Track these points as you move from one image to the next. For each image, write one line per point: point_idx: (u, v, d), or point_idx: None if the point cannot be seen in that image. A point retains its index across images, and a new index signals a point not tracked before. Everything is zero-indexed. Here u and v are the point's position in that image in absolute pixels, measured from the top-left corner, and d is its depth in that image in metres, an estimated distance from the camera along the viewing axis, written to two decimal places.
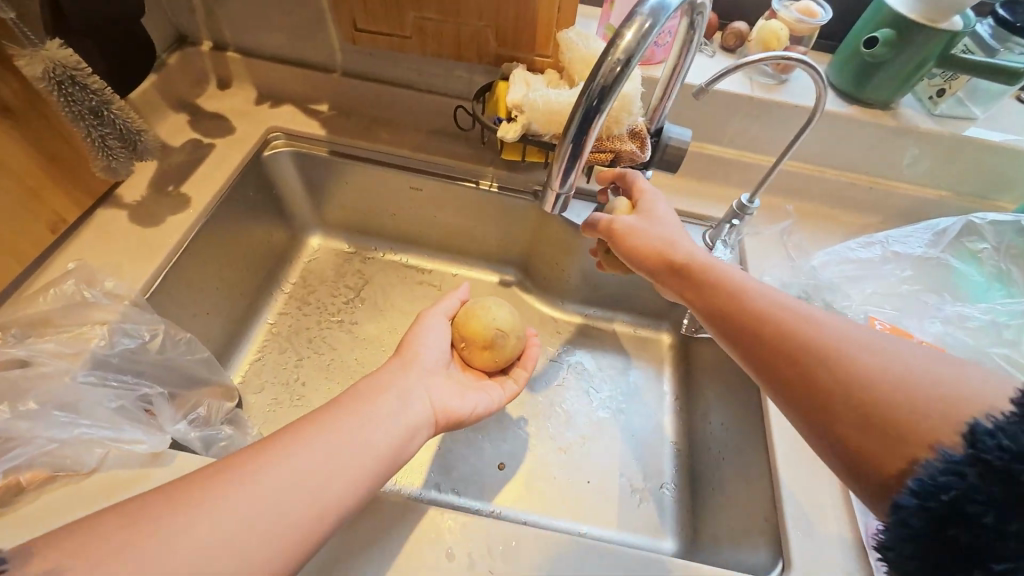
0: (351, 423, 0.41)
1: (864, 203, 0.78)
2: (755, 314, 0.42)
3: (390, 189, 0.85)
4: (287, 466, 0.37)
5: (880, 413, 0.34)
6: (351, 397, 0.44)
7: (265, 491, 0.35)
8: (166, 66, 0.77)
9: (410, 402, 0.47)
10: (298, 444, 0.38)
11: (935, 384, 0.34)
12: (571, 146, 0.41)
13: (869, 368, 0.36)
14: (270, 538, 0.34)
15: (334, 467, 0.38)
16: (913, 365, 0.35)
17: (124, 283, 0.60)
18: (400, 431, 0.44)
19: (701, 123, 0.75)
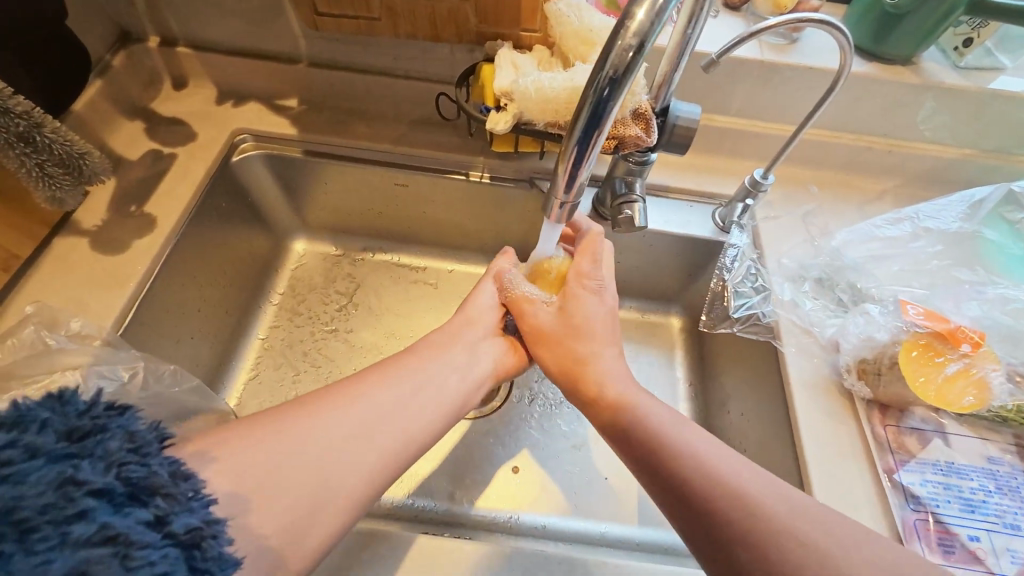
0: (423, 375, 0.50)
1: (881, 167, 0.73)
2: (638, 423, 0.46)
3: (371, 186, 0.79)
4: (368, 405, 0.46)
5: (727, 533, 0.38)
6: (424, 356, 0.53)
7: (350, 419, 0.44)
8: (110, 69, 0.69)
9: (476, 356, 0.55)
10: (379, 387, 0.47)
11: (785, 508, 0.38)
12: (576, 150, 0.35)
13: (694, 485, 0.41)
14: (353, 458, 0.43)
15: (405, 410, 0.47)
16: (768, 489, 0.39)
17: (92, 320, 0.56)
18: (465, 383, 0.53)
19: (706, 94, 0.68)
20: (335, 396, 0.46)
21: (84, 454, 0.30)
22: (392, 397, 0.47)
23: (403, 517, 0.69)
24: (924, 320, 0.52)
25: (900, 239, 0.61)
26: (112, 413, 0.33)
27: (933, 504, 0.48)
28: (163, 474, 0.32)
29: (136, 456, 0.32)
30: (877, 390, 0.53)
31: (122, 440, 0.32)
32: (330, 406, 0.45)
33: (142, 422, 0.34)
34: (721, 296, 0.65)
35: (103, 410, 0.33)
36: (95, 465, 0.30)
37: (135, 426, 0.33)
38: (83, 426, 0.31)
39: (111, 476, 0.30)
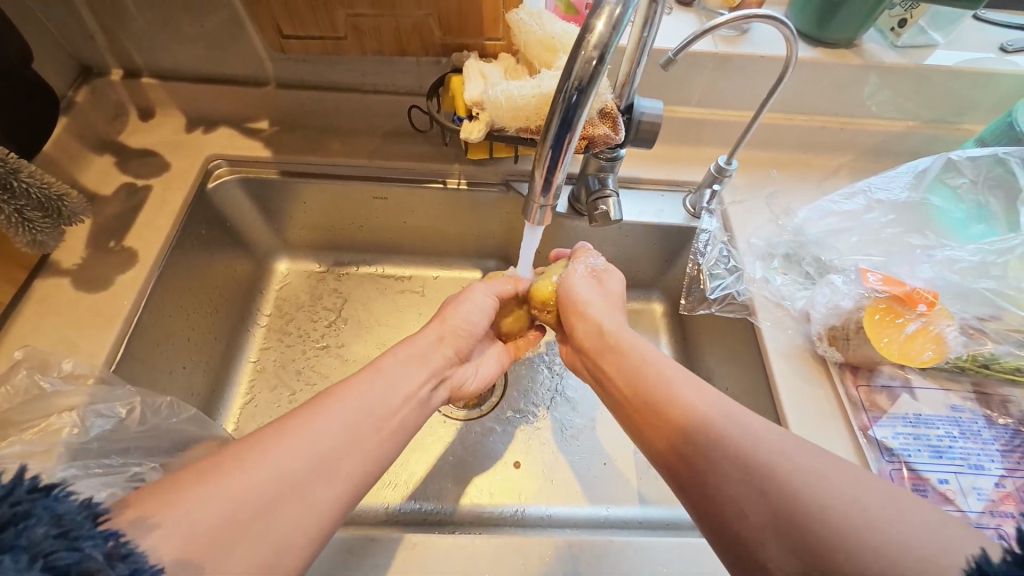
0: (373, 394, 0.47)
1: (834, 144, 0.78)
2: (678, 424, 0.45)
3: (351, 200, 0.80)
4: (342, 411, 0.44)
5: (771, 535, 0.36)
6: (382, 369, 0.50)
7: (303, 452, 0.40)
8: (74, 106, 0.69)
9: (433, 366, 0.54)
10: (323, 415, 0.43)
11: (834, 500, 0.36)
12: (550, 156, 0.37)
13: (736, 483, 0.39)
14: (327, 477, 0.41)
15: (359, 435, 0.44)
16: (815, 478, 0.37)
17: (84, 359, 0.56)
18: (416, 397, 0.50)
19: (667, 87, 0.71)
20: (271, 437, 0.41)
21: (2, 547, 0.26)
22: (338, 424, 0.43)
23: (412, 521, 0.70)
24: (883, 286, 0.56)
25: (856, 212, 0.65)
26: (36, 494, 0.28)
27: (906, 454, 0.52)
28: (99, 556, 0.28)
29: (63, 542, 0.27)
30: (847, 354, 0.57)
31: (48, 525, 0.28)
32: (269, 447, 0.40)
33: (71, 500, 0.30)
34: (699, 277, 0.69)
35: (23, 493, 0.28)
36: (15, 560, 0.26)
37: (63, 506, 0.29)
38: (0, 514, 0.27)
39: (35, 570, 0.26)
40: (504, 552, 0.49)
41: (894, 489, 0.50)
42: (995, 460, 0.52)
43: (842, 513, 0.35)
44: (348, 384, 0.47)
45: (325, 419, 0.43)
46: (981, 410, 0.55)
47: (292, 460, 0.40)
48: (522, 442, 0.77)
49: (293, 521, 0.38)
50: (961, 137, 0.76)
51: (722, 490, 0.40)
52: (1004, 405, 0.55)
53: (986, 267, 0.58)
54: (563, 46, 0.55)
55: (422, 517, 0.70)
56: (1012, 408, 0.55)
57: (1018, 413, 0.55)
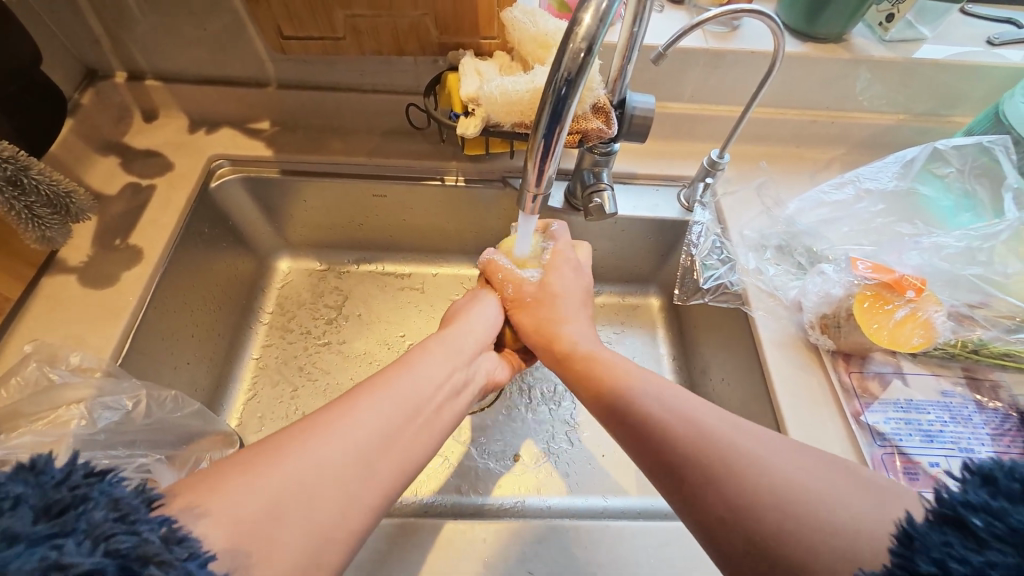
0: (407, 387, 0.46)
1: (825, 138, 0.79)
2: (640, 429, 0.45)
3: (350, 198, 0.81)
4: (384, 398, 0.44)
5: (735, 527, 0.36)
6: (411, 362, 0.49)
7: (346, 440, 0.39)
8: (80, 107, 0.70)
9: (461, 358, 0.54)
10: (360, 407, 0.42)
11: (791, 490, 0.36)
12: (542, 146, 0.38)
13: (698, 478, 0.39)
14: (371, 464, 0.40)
15: (399, 428, 0.43)
16: (778, 474, 0.37)
17: (92, 353, 0.57)
18: (447, 388, 0.50)
19: (659, 83, 0.73)
20: (313, 426, 0.40)
21: (64, 532, 0.26)
22: (375, 415, 0.42)
23: (414, 513, 0.71)
24: (872, 273, 0.57)
25: (846, 202, 0.66)
26: (92, 479, 0.29)
27: (897, 439, 0.53)
28: (155, 540, 0.28)
29: (122, 525, 0.27)
30: (838, 341, 0.58)
31: (105, 509, 0.28)
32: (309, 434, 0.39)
33: (125, 485, 0.30)
34: (692, 269, 0.70)
35: (79, 478, 0.28)
36: (76, 544, 0.26)
37: (119, 490, 0.29)
38: (60, 499, 0.27)
39: (97, 555, 0.26)
40: (504, 536, 0.50)
41: (885, 473, 0.51)
42: (985, 444, 0.53)
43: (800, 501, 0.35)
44: (382, 379, 0.46)
45: (365, 407, 0.42)
46: (971, 396, 0.56)
47: (337, 443, 0.39)
48: (521, 435, 0.78)
49: (331, 512, 0.37)
50: (950, 129, 0.78)
51: (686, 487, 0.40)
52: (994, 390, 0.56)
53: (973, 254, 0.59)
54: (556, 43, 0.56)
55: (423, 509, 0.71)
56: (1002, 393, 0.56)
57: (1008, 399, 0.56)
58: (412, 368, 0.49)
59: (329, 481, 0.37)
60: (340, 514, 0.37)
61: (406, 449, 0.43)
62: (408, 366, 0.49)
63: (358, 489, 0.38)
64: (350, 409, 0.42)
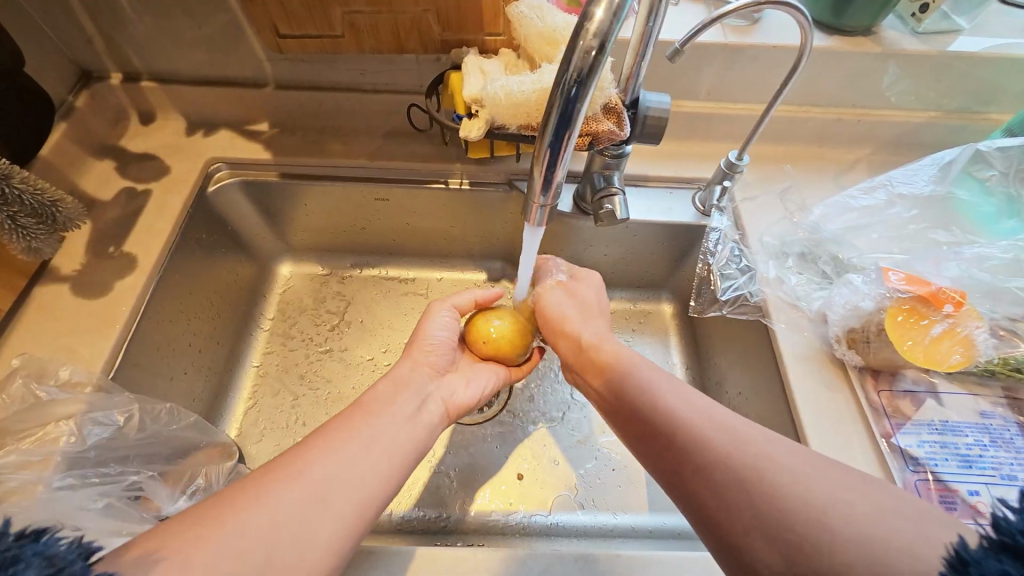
0: (372, 428, 0.46)
1: (851, 138, 0.75)
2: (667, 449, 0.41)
3: (352, 202, 0.78)
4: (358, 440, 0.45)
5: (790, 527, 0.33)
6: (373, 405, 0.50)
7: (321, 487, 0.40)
8: (74, 110, 0.68)
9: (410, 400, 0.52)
10: (323, 450, 0.42)
11: (817, 490, 0.34)
12: (549, 153, 0.35)
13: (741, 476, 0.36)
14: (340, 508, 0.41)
15: (358, 465, 0.43)
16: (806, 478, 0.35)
17: (82, 366, 0.55)
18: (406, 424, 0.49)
19: (675, 80, 0.69)
20: (278, 471, 0.40)
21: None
22: (343, 467, 0.42)
23: (416, 529, 0.68)
24: (905, 285, 0.53)
25: (875, 207, 0.62)
26: (23, 539, 0.28)
27: (932, 464, 0.49)
28: None
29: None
30: (868, 357, 0.54)
31: (38, 567, 0.27)
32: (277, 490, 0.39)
33: (61, 542, 0.29)
34: (707, 277, 0.66)
35: (11, 540, 0.28)
36: None
37: (53, 547, 0.28)
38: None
39: None
40: (509, 564, 0.47)
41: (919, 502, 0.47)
42: None
43: (814, 493, 0.34)
44: (348, 420, 0.46)
45: (330, 447, 0.43)
46: (1013, 417, 0.52)
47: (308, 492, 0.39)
48: (528, 449, 0.75)
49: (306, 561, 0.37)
50: (989, 126, 0.73)
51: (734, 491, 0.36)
52: None
53: (1018, 265, 0.55)
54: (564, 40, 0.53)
55: (426, 526, 0.69)
56: None
57: None
58: (374, 407, 0.49)
59: (287, 520, 0.38)
60: (298, 551, 0.37)
61: (364, 485, 0.42)
62: (373, 406, 0.49)
63: (318, 527, 0.38)
64: (310, 451, 0.42)
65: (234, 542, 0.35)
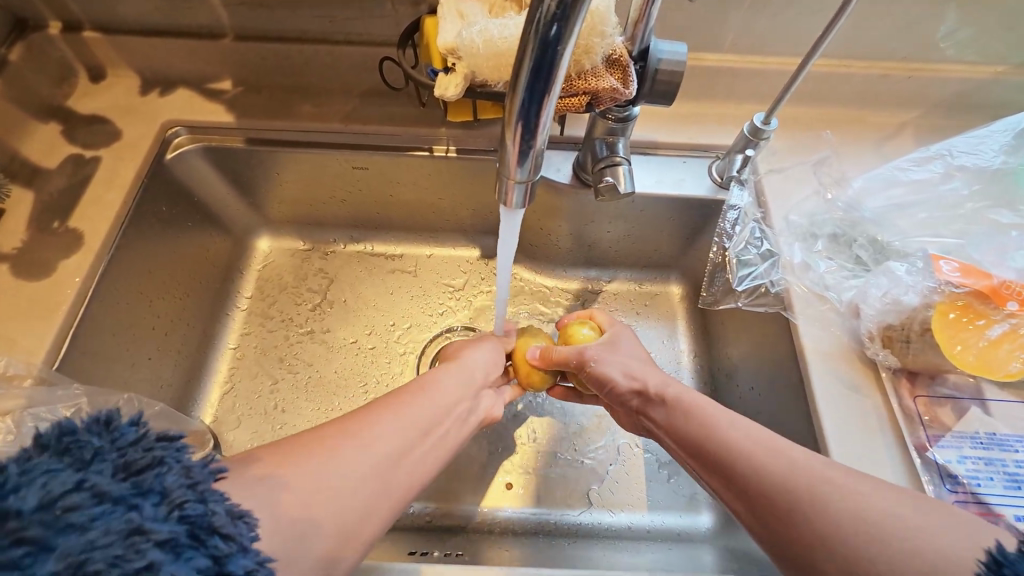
0: (433, 412, 0.44)
1: (898, 98, 0.64)
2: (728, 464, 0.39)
3: (328, 171, 0.71)
4: (418, 416, 0.42)
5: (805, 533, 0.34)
6: (430, 382, 0.46)
7: (378, 451, 0.38)
8: (7, 65, 0.60)
9: (473, 381, 0.50)
10: (385, 424, 0.40)
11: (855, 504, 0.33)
12: (521, 120, 0.27)
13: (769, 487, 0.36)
14: (397, 480, 0.38)
15: (418, 448, 0.40)
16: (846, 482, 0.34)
17: (22, 357, 0.50)
18: (461, 411, 0.46)
19: (694, 27, 0.59)
20: (343, 435, 0.37)
21: (144, 491, 0.26)
22: (405, 436, 0.40)
23: (398, 525, 0.64)
24: (961, 277, 0.45)
25: (926, 181, 0.54)
26: (166, 443, 0.28)
27: (975, 486, 0.42)
28: (222, 512, 0.27)
29: (195, 493, 0.27)
30: (905, 359, 0.47)
31: (178, 476, 0.27)
32: (349, 443, 0.37)
33: (194, 454, 0.29)
34: (722, 264, 0.59)
35: (154, 442, 0.28)
36: (154, 507, 0.25)
37: (190, 459, 0.28)
38: (139, 459, 0.27)
39: (173, 522, 0.25)
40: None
41: None
42: None
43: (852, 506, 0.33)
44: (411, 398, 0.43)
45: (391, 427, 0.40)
46: None
47: (373, 457, 0.37)
48: (520, 442, 0.70)
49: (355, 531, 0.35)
50: None
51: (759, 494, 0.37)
52: None
53: None
54: None
55: (407, 523, 0.65)
56: None
57: None
58: (429, 391, 0.45)
59: (350, 489, 0.35)
60: (356, 524, 0.35)
61: (418, 473, 0.40)
62: (429, 389, 0.45)
63: (374, 503, 0.36)
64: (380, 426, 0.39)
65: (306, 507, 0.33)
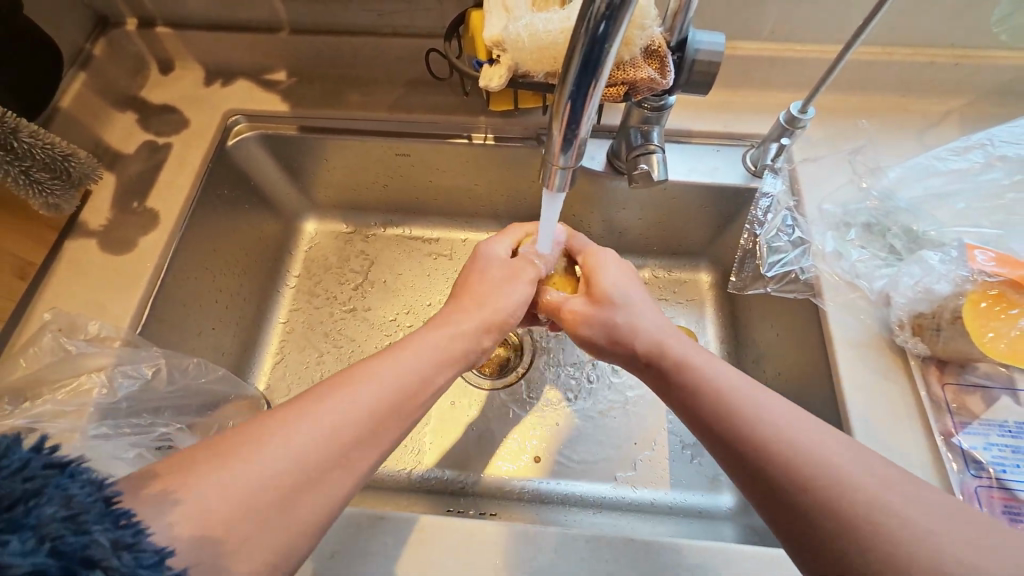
0: (406, 373, 0.42)
1: (942, 86, 0.63)
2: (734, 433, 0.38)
3: (372, 157, 0.75)
4: (381, 379, 0.40)
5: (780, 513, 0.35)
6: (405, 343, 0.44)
7: (330, 426, 0.36)
8: (91, 59, 0.67)
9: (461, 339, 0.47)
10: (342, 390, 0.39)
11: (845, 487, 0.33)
12: (569, 106, 0.30)
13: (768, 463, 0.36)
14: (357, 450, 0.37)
15: (384, 416, 0.39)
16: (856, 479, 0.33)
17: (110, 322, 0.57)
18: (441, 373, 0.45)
19: (732, 16, 0.59)
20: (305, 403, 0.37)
21: (11, 527, 0.24)
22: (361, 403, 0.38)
23: (432, 489, 0.69)
24: (995, 267, 0.46)
25: (967, 171, 0.53)
26: (50, 471, 0.26)
27: (999, 471, 0.43)
28: (107, 544, 0.25)
29: (72, 527, 0.24)
30: (935, 347, 0.47)
31: (57, 506, 0.25)
32: (291, 420, 0.36)
33: (87, 480, 0.27)
34: (753, 251, 0.60)
35: (38, 468, 0.26)
36: (20, 542, 0.23)
37: (78, 486, 0.26)
38: (14, 490, 0.25)
39: (40, 556, 0.23)
40: (515, 538, 0.46)
41: (978, 512, 0.42)
42: None
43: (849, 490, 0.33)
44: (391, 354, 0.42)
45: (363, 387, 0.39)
46: None
47: (321, 429, 0.36)
48: (549, 418, 0.73)
49: (310, 508, 0.34)
50: None
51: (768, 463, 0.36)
52: None
53: None
54: None
55: (442, 487, 0.70)
56: None
57: None
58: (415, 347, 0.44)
59: (299, 470, 0.34)
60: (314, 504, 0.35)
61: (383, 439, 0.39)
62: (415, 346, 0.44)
63: (331, 478, 0.36)
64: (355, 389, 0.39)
65: (252, 478, 0.33)
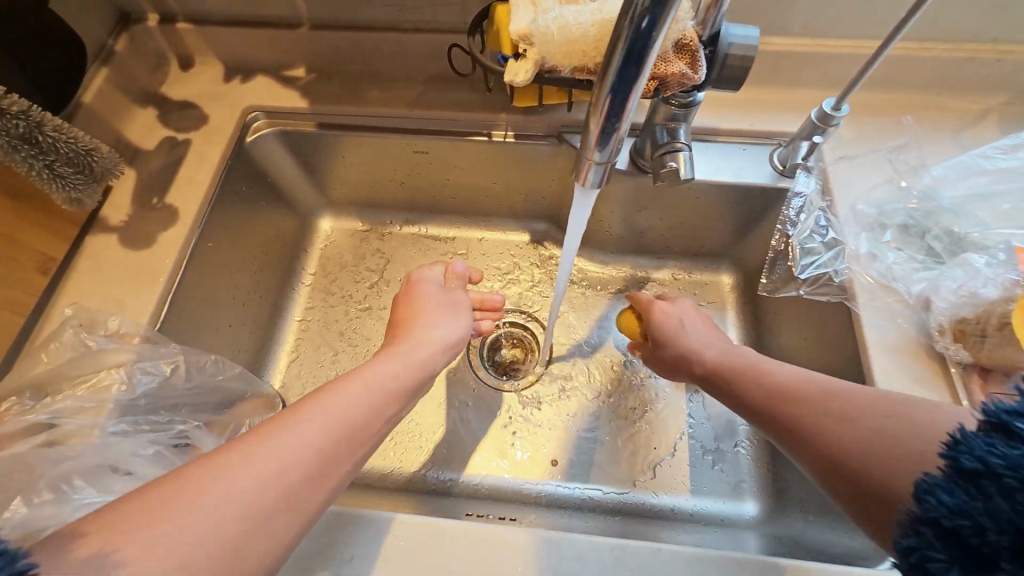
0: (351, 414, 0.38)
1: (980, 84, 0.61)
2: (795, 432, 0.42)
3: (389, 155, 0.74)
4: (321, 418, 0.37)
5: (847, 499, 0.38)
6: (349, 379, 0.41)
7: (262, 480, 0.32)
8: (113, 54, 0.67)
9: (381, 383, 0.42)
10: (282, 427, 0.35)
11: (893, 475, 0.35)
12: (608, 100, 0.29)
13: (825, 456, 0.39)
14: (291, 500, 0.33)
15: (325, 461, 0.35)
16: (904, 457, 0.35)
17: (130, 318, 0.56)
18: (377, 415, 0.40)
19: (763, 10, 0.58)
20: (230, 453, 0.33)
21: None
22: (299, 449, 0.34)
23: (449, 491, 0.69)
24: None
25: (1011, 171, 0.51)
26: None
27: None
28: None
29: None
30: (978, 354, 0.45)
31: None
32: (210, 477, 0.31)
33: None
34: (783, 252, 0.58)
35: None
36: None
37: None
38: None
39: None
40: (555, 549, 0.45)
41: None
42: None
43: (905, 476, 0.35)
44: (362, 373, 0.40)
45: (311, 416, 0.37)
46: None
47: (257, 480, 0.32)
48: (567, 421, 0.72)
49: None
50: None
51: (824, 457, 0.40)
52: None
53: None
54: None
55: (459, 490, 0.69)
56: None
57: None
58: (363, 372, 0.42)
59: (231, 534, 0.30)
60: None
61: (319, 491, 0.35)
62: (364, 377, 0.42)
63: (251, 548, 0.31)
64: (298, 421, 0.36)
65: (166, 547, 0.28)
